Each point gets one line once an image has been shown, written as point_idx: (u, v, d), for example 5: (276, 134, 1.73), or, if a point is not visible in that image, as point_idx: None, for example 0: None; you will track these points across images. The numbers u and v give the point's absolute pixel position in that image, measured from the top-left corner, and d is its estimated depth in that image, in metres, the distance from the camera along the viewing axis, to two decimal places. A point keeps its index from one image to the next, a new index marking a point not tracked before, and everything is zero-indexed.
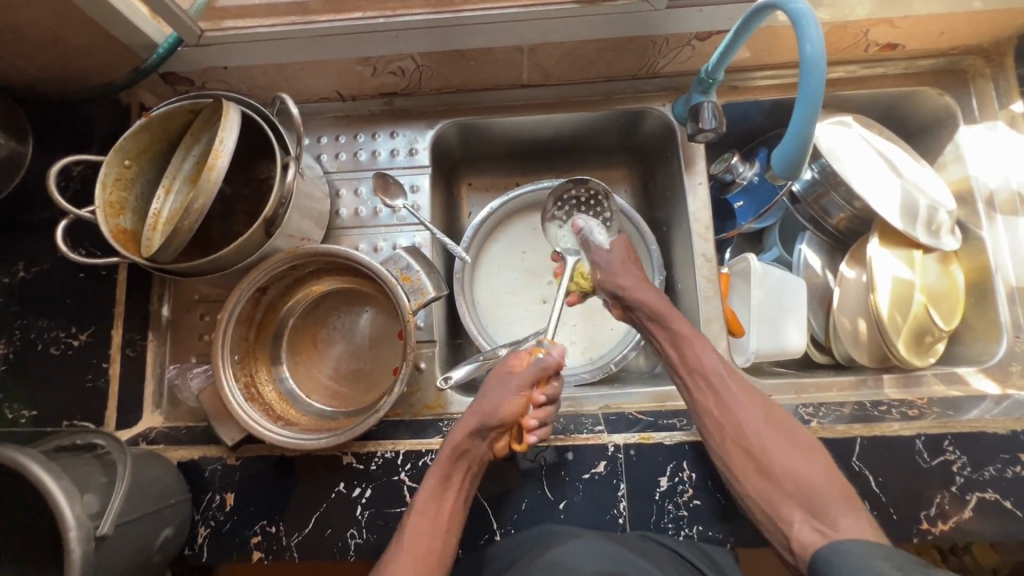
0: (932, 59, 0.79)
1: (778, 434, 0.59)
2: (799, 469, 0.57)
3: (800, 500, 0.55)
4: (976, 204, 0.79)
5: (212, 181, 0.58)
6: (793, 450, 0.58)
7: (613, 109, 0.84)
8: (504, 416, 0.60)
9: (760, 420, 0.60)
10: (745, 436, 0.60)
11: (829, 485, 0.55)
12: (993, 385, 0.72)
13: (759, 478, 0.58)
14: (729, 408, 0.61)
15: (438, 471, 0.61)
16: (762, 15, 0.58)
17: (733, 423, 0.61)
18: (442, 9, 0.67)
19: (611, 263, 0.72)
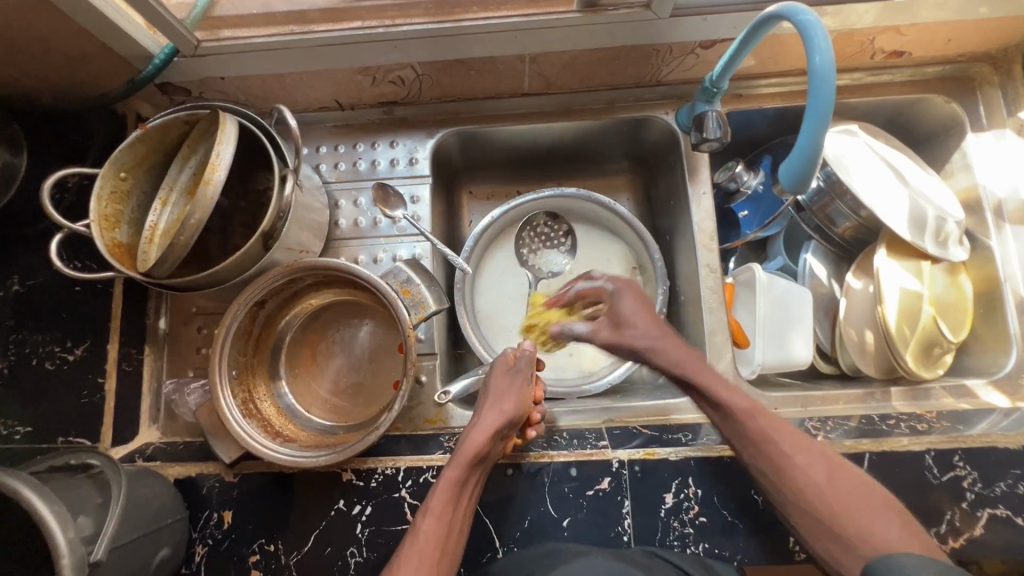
0: (938, 66, 0.78)
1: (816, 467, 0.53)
2: (875, 522, 0.49)
3: (870, 556, 0.48)
4: (983, 213, 0.78)
5: (208, 195, 0.57)
6: (862, 500, 0.51)
7: (616, 117, 0.83)
8: (519, 410, 0.64)
9: (804, 465, 0.54)
10: (803, 487, 0.53)
11: (903, 536, 0.48)
12: (1003, 398, 0.71)
13: (827, 537, 0.51)
14: (791, 466, 0.54)
15: (455, 474, 0.58)
16: (769, 23, 0.57)
17: (795, 481, 0.54)
18: (442, 18, 0.66)
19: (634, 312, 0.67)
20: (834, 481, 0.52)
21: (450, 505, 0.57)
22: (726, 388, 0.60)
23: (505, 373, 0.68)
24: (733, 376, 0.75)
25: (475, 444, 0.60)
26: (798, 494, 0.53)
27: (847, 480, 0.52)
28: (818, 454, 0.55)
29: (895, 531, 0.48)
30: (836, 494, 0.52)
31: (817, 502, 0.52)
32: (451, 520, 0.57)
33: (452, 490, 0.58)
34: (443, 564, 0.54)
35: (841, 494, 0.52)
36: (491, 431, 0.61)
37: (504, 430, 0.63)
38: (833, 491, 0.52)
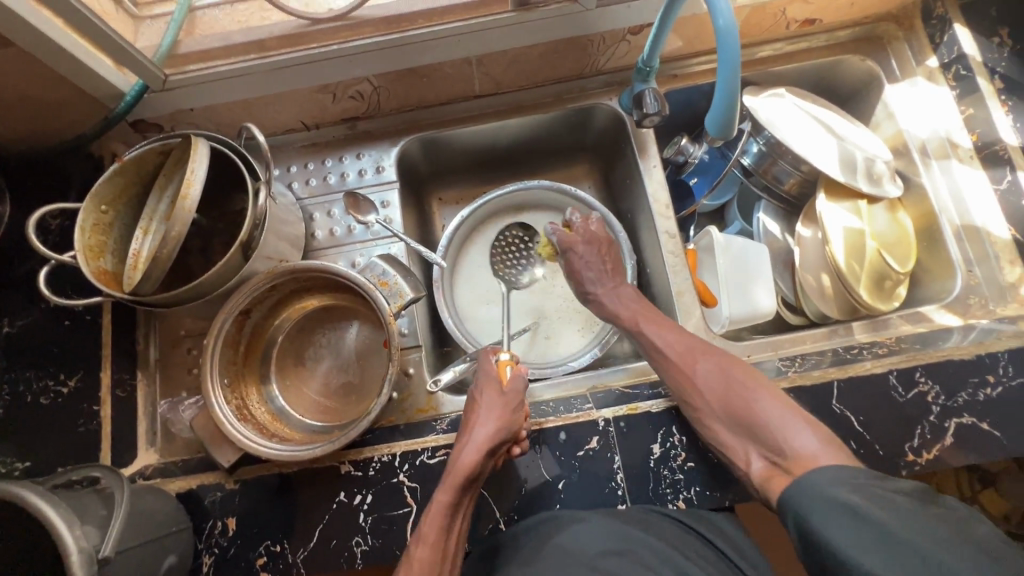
0: (850, 29, 0.85)
1: (740, 383, 0.63)
2: (742, 396, 0.62)
3: (749, 434, 0.60)
4: (911, 155, 0.84)
5: (186, 209, 0.60)
6: (729, 382, 0.64)
7: (565, 109, 0.88)
8: (509, 428, 0.64)
9: (731, 388, 0.63)
10: (728, 403, 0.62)
11: (770, 408, 0.60)
12: (956, 318, 0.75)
13: (720, 423, 0.63)
14: (674, 365, 0.68)
15: (446, 499, 0.59)
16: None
17: (680, 375, 0.67)
18: (390, 31, 0.72)
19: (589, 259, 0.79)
20: (706, 369, 0.66)
21: (443, 529, 0.59)
22: (656, 327, 0.72)
23: (488, 381, 0.69)
24: (705, 330, 0.79)
25: (466, 466, 0.61)
26: (685, 389, 0.66)
27: (719, 366, 0.66)
28: (697, 348, 0.68)
29: (765, 405, 0.60)
30: (709, 380, 0.65)
31: (698, 392, 0.65)
32: (446, 542, 0.59)
33: (445, 516, 0.59)
34: None
35: (714, 383, 0.64)
36: (478, 454, 0.61)
37: (496, 447, 0.63)
38: (709, 380, 0.65)
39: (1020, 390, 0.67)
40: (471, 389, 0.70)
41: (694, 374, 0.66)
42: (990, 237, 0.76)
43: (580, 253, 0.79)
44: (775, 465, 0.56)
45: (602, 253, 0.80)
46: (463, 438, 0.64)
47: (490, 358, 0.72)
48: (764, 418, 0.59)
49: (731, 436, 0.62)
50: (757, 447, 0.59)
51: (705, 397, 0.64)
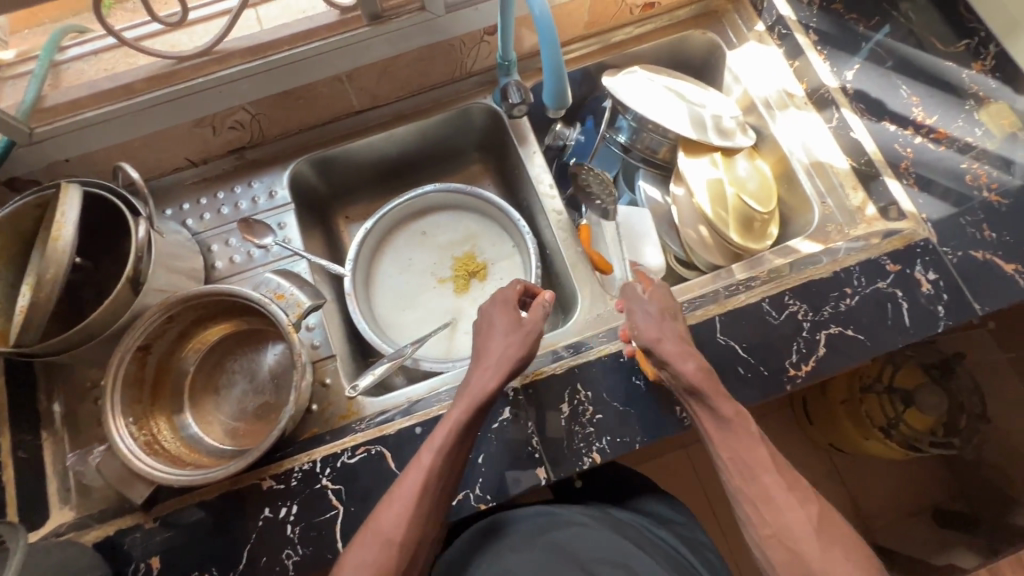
0: (687, 7, 0.95)
1: (836, 546, 0.54)
2: (836, 564, 0.53)
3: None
4: (759, 109, 0.92)
5: (60, 250, 0.61)
6: (835, 548, 0.54)
7: (444, 112, 0.93)
8: (519, 352, 0.69)
9: (824, 543, 0.54)
10: (815, 562, 0.53)
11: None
12: (816, 244, 0.83)
13: None
14: (770, 498, 0.57)
15: (462, 415, 0.63)
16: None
17: (776, 514, 0.57)
18: (256, 57, 0.76)
19: (650, 318, 0.69)
20: (793, 512, 0.56)
21: (454, 443, 0.62)
22: (747, 437, 0.61)
23: (507, 308, 0.73)
24: (602, 295, 0.84)
25: (483, 391, 0.66)
26: (778, 530, 0.56)
27: (809, 512, 0.56)
28: (802, 492, 0.58)
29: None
30: (797, 523, 0.56)
31: (793, 539, 0.55)
32: (456, 457, 0.63)
33: (459, 431, 0.63)
34: (421, 508, 0.59)
35: (820, 548, 0.54)
36: (498, 381, 0.66)
37: (509, 371, 0.68)
38: (816, 539, 0.55)
39: (875, 295, 0.74)
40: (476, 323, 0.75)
41: (796, 522, 0.56)
42: (833, 169, 0.86)
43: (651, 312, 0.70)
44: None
45: (669, 325, 0.69)
46: (476, 361, 0.69)
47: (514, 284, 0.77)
48: None
49: None
50: None
51: (801, 551, 0.54)
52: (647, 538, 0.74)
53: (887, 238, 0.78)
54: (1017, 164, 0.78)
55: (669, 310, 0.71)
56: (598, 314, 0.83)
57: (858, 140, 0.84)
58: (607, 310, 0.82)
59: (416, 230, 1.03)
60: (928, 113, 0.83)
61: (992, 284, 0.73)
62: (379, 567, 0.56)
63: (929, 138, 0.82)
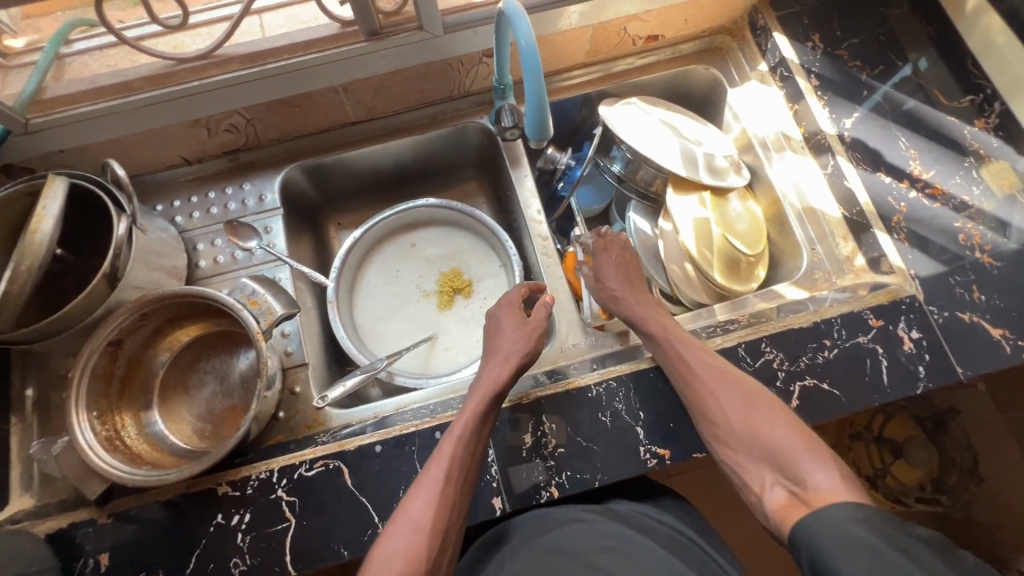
0: (691, 42, 0.95)
1: (764, 414, 0.64)
2: (764, 425, 0.63)
3: (765, 458, 0.62)
4: (755, 149, 0.92)
5: (38, 242, 0.62)
6: (753, 409, 0.64)
7: (440, 129, 0.94)
8: (528, 349, 0.73)
9: (754, 413, 0.64)
10: (746, 427, 0.64)
11: (788, 437, 0.61)
12: (803, 291, 0.82)
13: (739, 450, 0.64)
14: (699, 386, 0.68)
15: (479, 402, 0.67)
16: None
17: (700, 392, 0.67)
18: (252, 64, 0.77)
19: (607, 268, 0.81)
20: (729, 395, 0.66)
21: (473, 429, 0.65)
22: (689, 347, 0.71)
23: (513, 310, 0.78)
24: (580, 325, 0.83)
25: (496, 380, 0.70)
26: (706, 406, 0.67)
27: (741, 393, 0.66)
28: (716, 368, 0.68)
29: (785, 436, 0.62)
30: (733, 404, 0.65)
31: (720, 412, 0.65)
32: (475, 444, 0.65)
33: (476, 418, 0.66)
34: (448, 485, 0.61)
35: (742, 412, 0.65)
36: (507, 370, 0.70)
37: (519, 367, 0.72)
38: (737, 406, 0.65)
39: (854, 350, 0.73)
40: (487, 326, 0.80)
41: (720, 399, 0.66)
42: (825, 217, 0.84)
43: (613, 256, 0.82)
44: (794, 497, 0.57)
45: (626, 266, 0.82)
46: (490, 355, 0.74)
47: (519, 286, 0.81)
48: (784, 446, 0.61)
49: (749, 461, 0.63)
50: (776, 474, 0.60)
51: (728, 418, 0.65)
52: (649, 524, 0.73)
53: (873, 291, 0.76)
54: (1014, 226, 0.76)
55: (636, 268, 0.82)
56: (574, 343, 0.82)
57: (851, 189, 0.82)
58: (583, 341, 0.82)
59: (405, 242, 1.03)
60: (925, 166, 0.81)
61: (978, 347, 0.71)
62: (412, 540, 0.58)
63: (924, 193, 0.80)
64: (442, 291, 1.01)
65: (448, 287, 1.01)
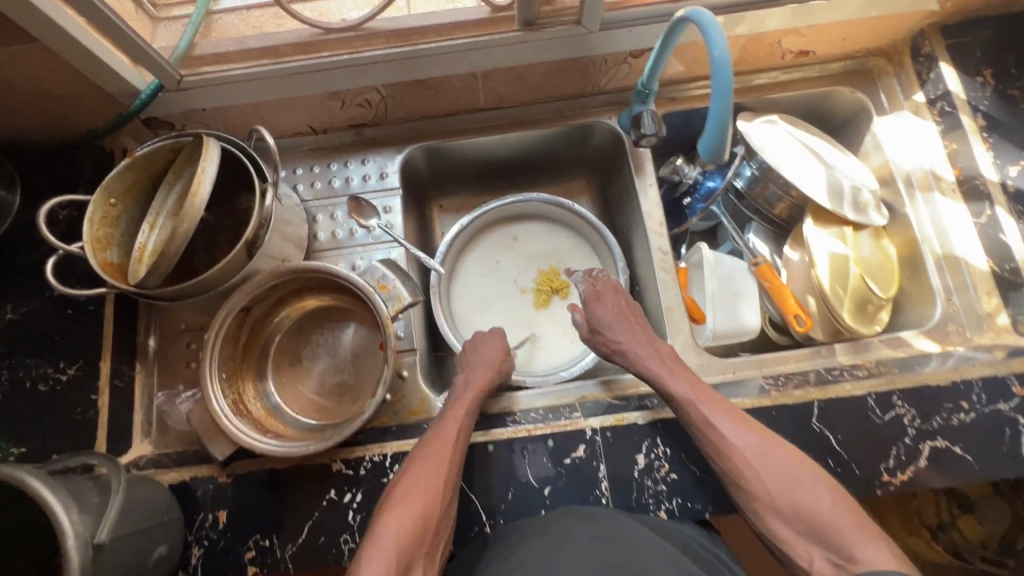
0: (841, 62, 0.90)
1: (804, 482, 0.60)
2: (803, 495, 0.60)
3: (811, 534, 0.58)
4: (897, 184, 0.87)
5: (196, 207, 0.63)
6: (796, 479, 0.61)
7: (565, 125, 0.91)
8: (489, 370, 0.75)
9: (791, 481, 0.61)
10: (783, 495, 0.60)
11: (836, 509, 0.58)
12: (934, 344, 0.78)
13: (781, 522, 0.60)
14: (732, 450, 0.64)
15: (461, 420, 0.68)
16: (704, 17, 0.61)
17: (737, 463, 0.63)
18: (401, 43, 0.75)
19: (607, 317, 0.78)
20: (762, 460, 0.63)
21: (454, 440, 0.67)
22: (714, 406, 0.66)
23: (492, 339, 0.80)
24: (694, 346, 0.81)
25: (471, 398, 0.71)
26: (741, 474, 0.63)
27: (772, 455, 0.63)
28: (749, 435, 0.64)
29: (828, 506, 0.58)
30: (770, 471, 0.62)
31: (757, 482, 0.62)
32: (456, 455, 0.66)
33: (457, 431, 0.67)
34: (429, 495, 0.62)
35: (779, 480, 0.61)
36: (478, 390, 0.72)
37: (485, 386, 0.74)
38: (773, 473, 0.62)
39: (993, 417, 0.69)
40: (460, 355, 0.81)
41: (752, 465, 0.62)
42: (969, 268, 0.79)
43: (605, 303, 0.79)
44: (839, 568, 0.55)
45: (626, 314, 0.78)
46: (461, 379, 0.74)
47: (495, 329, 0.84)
48: (829, 519, 0.57)
49: (792, 533, 0.59)
50: (822, 549, 0.57)
51: (767, 489, 0.61)
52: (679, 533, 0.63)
53: (1016, 356, 0.72)
54: None
55: (634, 314, 0.79)
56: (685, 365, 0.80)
57: (1006, 244, 0.77)
58: (695, 364, 0.80)
59: (507, 235, 1.02)
60: None
61: None
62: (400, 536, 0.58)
63: None
64: (540, 290, 0.99)
65: (547, 287, 0.99)
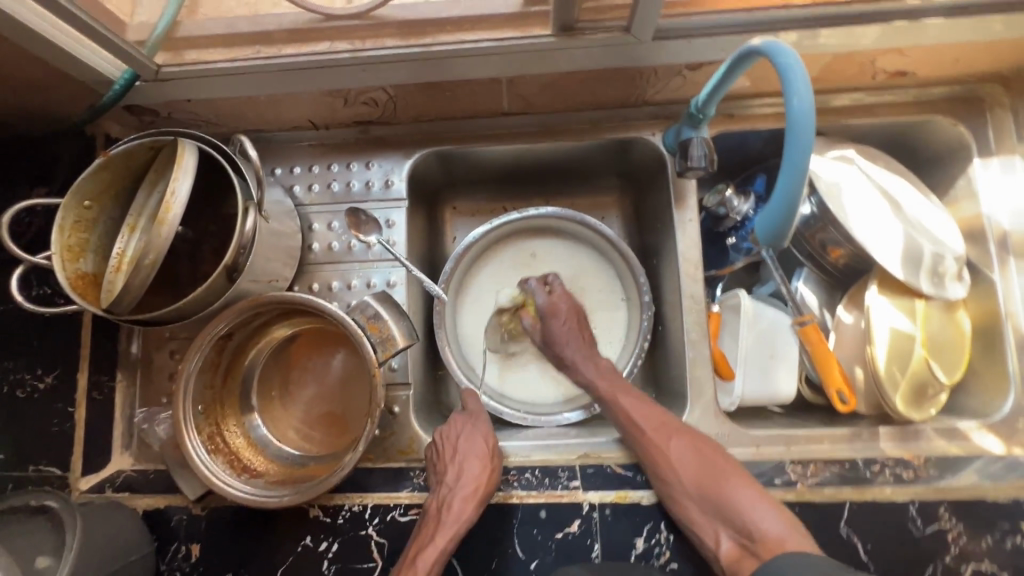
0: (946, 86, 0.73)
1: (716, 468, 0.61)
2: (717, 481, 0.60)
3: (718, 516, 0.59)
4: (987, 244, 0.73)
5: (163, 234, 0.56)
6: (709, 467, 0.61)
7: (600, 138, 0.79)
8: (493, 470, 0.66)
9: (708, 473, 0.61)
10: (693, 485, 0.61)
11: (739, 492, 0.59)
12: (997, 442, 0.67)
13: (693, 507, 0.61)
14: (654, 441, 0.64)
15: (448, 546, 0.60)
16: (794, 66, 0.47)
17: (655, 452, 0.64)
18: (412, 41, 0.64)
19: (562, 333, 0.76)
20: (680, 450, 0.63)
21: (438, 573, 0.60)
22: (634, 403, 0.68)
23: (483, 430, 0.70)
24: (715, 411, 0.72)
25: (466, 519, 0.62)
26: (658, 463, 0.63)
27: (691, 448, 0.63)
28: (663, 422, 0.65)
29: (740, 493, 0.59)
30: (683, 461, 0.62)
31: (672, 470, 0.62)
32: None
33: (441, 560, 0.60)
34: None
35: (690, 461, 0.62)
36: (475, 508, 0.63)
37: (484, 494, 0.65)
38: (681, 458, 0.62)
39: None
40: (435, 439, 0.69)
41: (670, 455, 0.63)
42: None
43: (562, 321, 0.77)
44: (745, 548, 0.57)
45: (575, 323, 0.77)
46: (450, 482, 0.64)
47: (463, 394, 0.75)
48: (735, 501, 0.58)
49: (700, 514, 0.60)
50: (728, 529, 0.59)
51: (680, 477, 0.62)
52: None
53: None
54: None
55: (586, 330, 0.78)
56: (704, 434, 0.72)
57: None
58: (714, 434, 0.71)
59: (525, 251, 0.91)
60: None
61: None
62: None
63: None
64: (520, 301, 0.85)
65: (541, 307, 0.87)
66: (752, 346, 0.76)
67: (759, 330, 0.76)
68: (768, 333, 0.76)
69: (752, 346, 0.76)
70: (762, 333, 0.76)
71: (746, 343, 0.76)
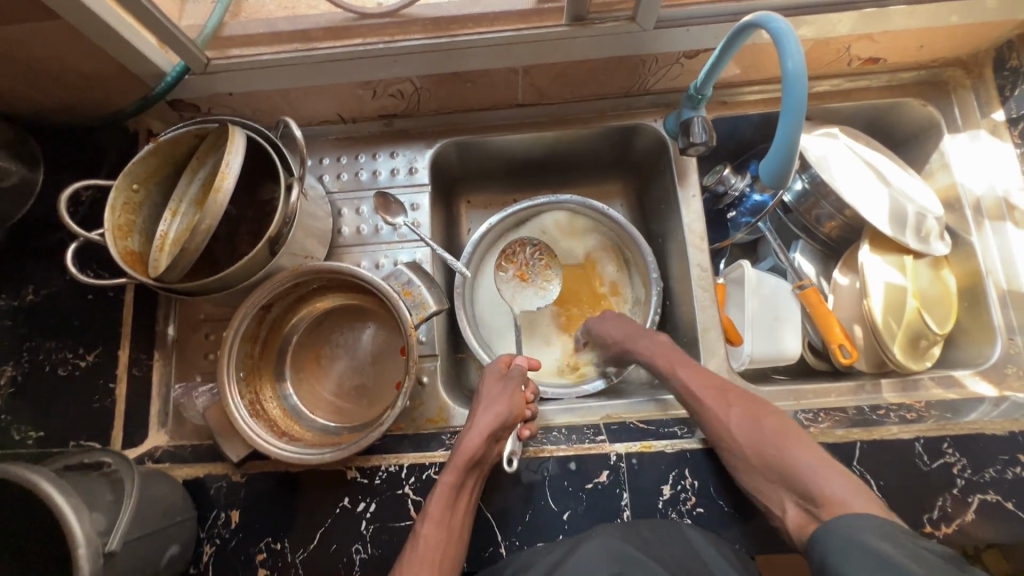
0: (914, 71, 0.82)
1: (774, 432, 0.60)
2: (775, 446, 0.59)
3: (783, 482, 0.57)
4: (964, 211, 0.81)
5: (219, 203, 0.59)
6: (769, 433, 0.60)
7: (606, 126, 0.86)
8: (508, 414, 0.67)
9: (766, 439, 0.60)
10: (754, 452, 0.60)
11: (806, 456, 0.57)
12: (990, 387, 0.73)
13: (757, 475, 0.60)
14: (714, 411, 0.65)
15: (451, 479, 0.62)
16: (786, 32, 0.55)
17: (714, 422, 0.65)
18: (439, 33, 0.70)
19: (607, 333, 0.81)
20: (738, 418, 0.63)
21: (447, 507, 0.61)
22: (690, 375, 0.70)
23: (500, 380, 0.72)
24: (727, 370, 0.77)
25: (470, 453, 0.63)
26: (717, 431, 0.64)
27: (749, 416, 0.63)
28: (721, 391, 0.67)
29: (802, 456, 0.57)
30: (743, 428, 0.62)
31: (730, 438, 0.63)
32: (450, 524, 0.61)
33: (449, 494, 0.62)
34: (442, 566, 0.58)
35: (745, 426, 0.62)
36: (481, 443, 0.64)
37: (497, 434, 0.66)
38: (740, 425, 0.62)
39: None
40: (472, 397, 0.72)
41: (729, 423, 0.63)
42: None
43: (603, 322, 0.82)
44: (808, 514, 0.54)
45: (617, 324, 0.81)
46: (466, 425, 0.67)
47: (499, 356, 0.77)
48: (800, 463, 0.57)
49: (764, 481, 0.59)
50: (793, 495, 0.56)
51: (739, 444, 0.62)
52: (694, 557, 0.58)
53: None
54: None
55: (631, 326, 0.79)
56: None
57: None
58: None
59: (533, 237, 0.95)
60: None
61: None
62: None
63: None
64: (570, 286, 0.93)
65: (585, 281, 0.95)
66: (759, 308, 0.81)
67: (764, 294, 0.82)
68: (772, 297, 0.82)
69: (759, 308, 0.81)
70: (767, 298, 0.82)
71: (755, 305, 0.81)
